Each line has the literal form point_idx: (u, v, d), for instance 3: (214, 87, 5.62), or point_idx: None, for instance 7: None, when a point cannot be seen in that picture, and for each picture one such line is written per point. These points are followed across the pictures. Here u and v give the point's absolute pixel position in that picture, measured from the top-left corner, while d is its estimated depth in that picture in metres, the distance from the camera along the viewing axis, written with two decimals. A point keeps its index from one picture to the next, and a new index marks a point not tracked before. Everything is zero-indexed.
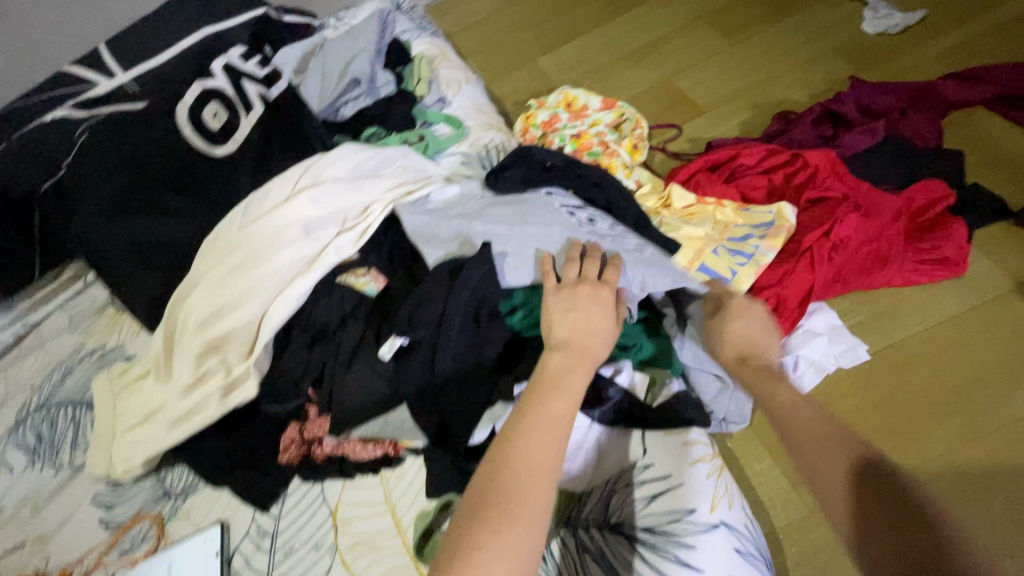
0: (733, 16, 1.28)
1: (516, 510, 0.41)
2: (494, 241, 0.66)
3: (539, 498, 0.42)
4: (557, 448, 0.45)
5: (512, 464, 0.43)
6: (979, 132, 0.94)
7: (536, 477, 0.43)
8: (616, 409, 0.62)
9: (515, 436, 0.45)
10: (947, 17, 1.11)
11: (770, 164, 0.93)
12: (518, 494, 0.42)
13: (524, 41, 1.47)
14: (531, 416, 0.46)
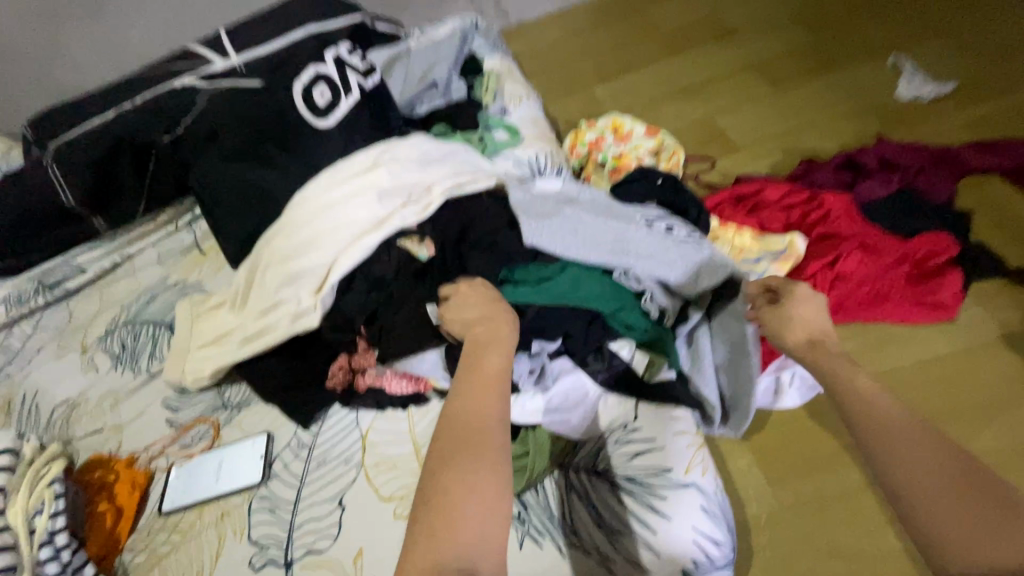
0: (778, 68, 1.39)
1: (475, 450, 0.52)
2: (572, 228, 0.77)
3: (490, 437, 0.54)
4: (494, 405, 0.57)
5: (470, 417, 0.55)
6: (990, 197, 1.02)
7: (485, 424, 0.55)
8: (615, 376, 0.74)
9: (465, 399, 0.57)
10: (978, 90, 1.19)
11: (789, 201, 1.03)
12: (476, 438, 0.53)
13: (583, 68, 1.62)
14: (472, 385, 0.59)
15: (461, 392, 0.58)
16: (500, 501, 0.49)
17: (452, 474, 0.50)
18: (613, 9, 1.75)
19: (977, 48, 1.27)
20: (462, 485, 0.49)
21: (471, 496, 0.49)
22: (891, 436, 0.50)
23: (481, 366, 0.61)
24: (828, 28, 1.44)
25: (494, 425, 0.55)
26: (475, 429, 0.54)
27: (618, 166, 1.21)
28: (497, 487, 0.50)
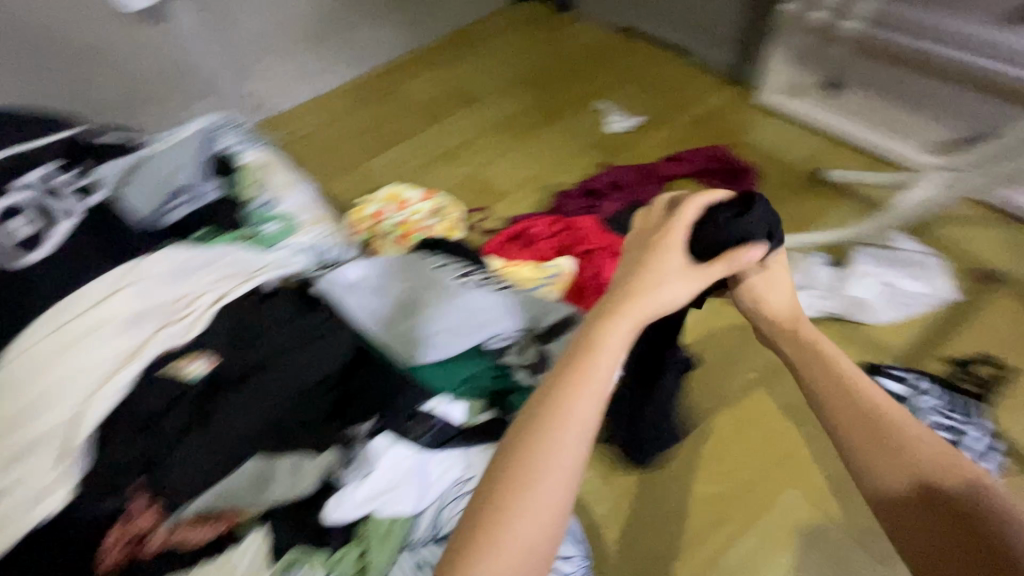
0: (517, 124, 1.66)
1: (551, 465, 0.44)
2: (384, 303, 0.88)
3: (569, 441, 0.45)
4: (595, 398, 0.47)
5: (553, 418, 0.45)
6: (688, 195, 1.32)
7: (570, 420, 0.45)
8: (441, 434, 0.76)
9: (552, 399, 0.46)
10: (660, 117, 1.55)
11: (553, 231, 1.22)
12: (552, 445, 0.44)
13: (353, 145, 1.67)
14: (586, 370, 0.47)
15: (558, 384, 0.47)
16: (549, 528, 0.43)
17: (512, 499, 0.43)
18: (366, 87, 1.84)
19: (651, 86, 1.65)
20: (517, 511, 0.42)
21: (524, 524, 0.42)
22: (874, 449, 0.54)
23: (592, 353, 0.48)
24: (547, 88, 1.76)
25: (577, 426, 0.45)
26: (564, 432, 0.45)
27: (404, 232, 1.26)
28: (553, 507, 0.43)
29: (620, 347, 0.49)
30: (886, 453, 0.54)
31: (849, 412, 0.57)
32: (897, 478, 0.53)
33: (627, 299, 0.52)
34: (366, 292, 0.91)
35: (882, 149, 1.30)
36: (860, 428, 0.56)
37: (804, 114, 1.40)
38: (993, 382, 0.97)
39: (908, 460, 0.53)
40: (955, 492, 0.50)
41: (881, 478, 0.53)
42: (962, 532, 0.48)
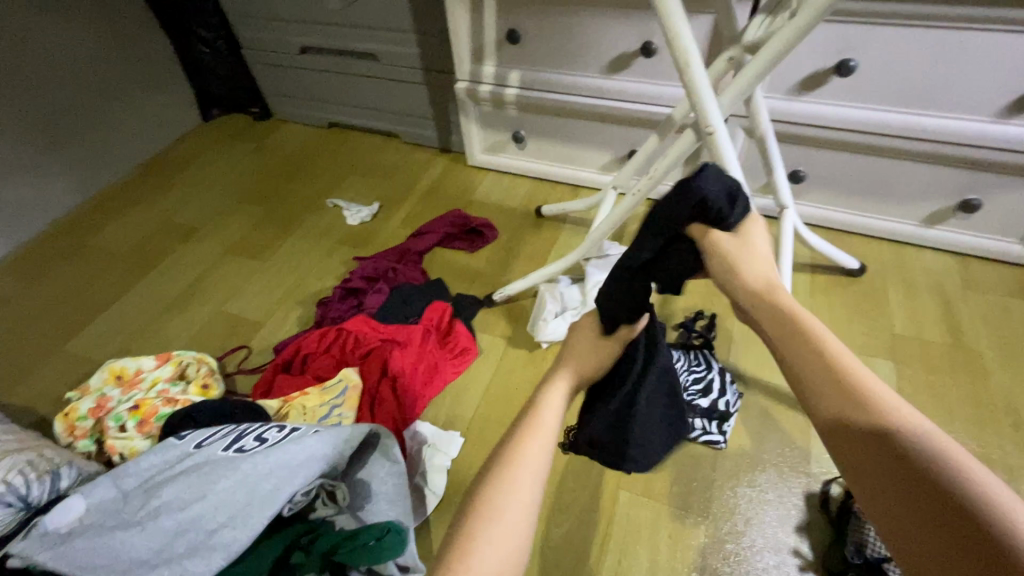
0: (251, 243, 1.53)
1: (515, 500, 0.46)
2: (149, 536, 0.66)
3: (507, 528, 0.45)
4: (534, 481, 0.48)
5: (489, 508, 0.45)
6: (444, 262, 1.39)
7: (508, 503, 0.46)
8: None
9: (487, 491, 0.47)
10: (394, 199, 1.62)
11: (326, 344, 1.15)
12: (491, 529, 0.44)
13: (41, 331, 1.33)
14: (518, 454, 0.49)
15: (494, 476, 0.48)
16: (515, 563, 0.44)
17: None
18: (45, 257, 1.53)
19: (374, 172, 1.73)
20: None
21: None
22: (831, 397, 0.47)
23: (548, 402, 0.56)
24: (272, 198, 1.68)
25: (513, 518, 0.45)
26: (501, 514, 0.45)
27: (141, 416, 1.00)
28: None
29: (561, 405, 0.57)
30: (846, 409, 0.46)
31: (810, 360, 0.50)
32: (854, 444, 0.45)
33: (551, 384, 0.59)
34: (95, 534, 0.65)
35: (570, 177, 1.55)
36: (820, 380, 0.48)
37: (508, 167, 1.61)
38: (721, 321, 1.18)
39: (875, 422, 0.44)
40: (913, 453, 0.42)
41: (847, 439, 0.45)
42: (921, 485, 0.40)
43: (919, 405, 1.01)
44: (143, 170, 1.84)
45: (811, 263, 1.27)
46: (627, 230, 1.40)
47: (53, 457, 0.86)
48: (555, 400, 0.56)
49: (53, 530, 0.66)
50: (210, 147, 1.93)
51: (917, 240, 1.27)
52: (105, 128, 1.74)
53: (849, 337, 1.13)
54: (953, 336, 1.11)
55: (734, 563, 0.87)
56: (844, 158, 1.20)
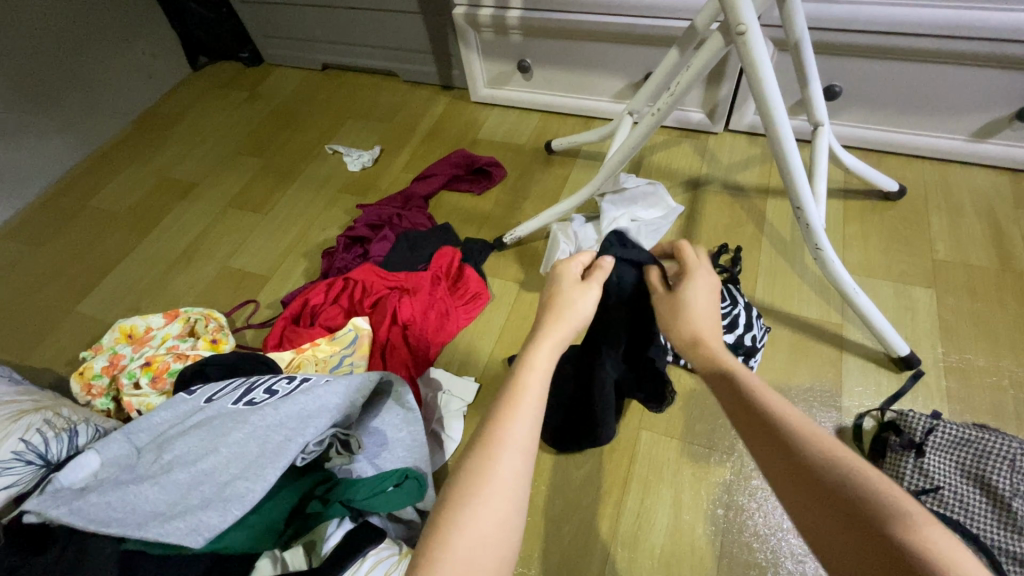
0: (251, 195, 1.48)
1: (501, 460, 0.47)
2: (164, 487, 0.64)
3: (515, 454, 0.48)
4: (535, 407, 0.51)
5: (497, 435, 0.49)
6: (451, 206, 1.33)
7: (504, 458, 0.47)
8: None
9: (496, 419, 0.50)
10: (394, 142, 1.53)
11: (333, 295, 1.11)
12: (502, 450, 0.48)
13: (53, 293, 1.32)
14: (521, 385, 0.53)
15: (500, 405, 0.51)
16: (507, 527, 0.45)
17: (465, 516, 0.44)
18: (49, 219, 1.51)
19: (373, 114, 1.64)
20: (468, 532, 0.44)
21: (472, 542, 0.43)
22: (762, 439, 0.48)
23: (530, 361, 0.55)
24: (269, 148, 1.61)
25: (523, 441, 0.49)
26: (508, 437, 0.48)
27: (153, 372, 0.99)
28: (502, 516, 0.45)
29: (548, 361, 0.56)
30: (775, 447, 0.47)
31: (731, 400, 0.53)
32: (791, 481, 0.45)
33: (537, 342, 0.57)
34: (109, 488, 0.64)
35: (582, 108, 1.44)
36: (753, 424, 0.50)
37: (515, 100, 1.51)
38: (745, 254, 1.11)
39: (795, 450, 0.46)
40: (838, 480, 0.43)
41: (786, 482, 0.45)
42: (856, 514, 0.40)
43: (961, 333, 0.95)
44: (138, 125, 1.77)
45: (844, 187, 1.18)
46: (643, 163, 1.31)
47: (66, 413, 0.85)
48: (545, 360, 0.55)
49: (80, 482, 0.66)
50: (202, 97, 1.84)
51: (964, 157, 1.16)
52: (92, 78, 1.65)
53: (885, 265, 1.05)
54: (1001, 259, 1.03)
55: (761, 499, 0.85)
56: (887, 68, 1.07)
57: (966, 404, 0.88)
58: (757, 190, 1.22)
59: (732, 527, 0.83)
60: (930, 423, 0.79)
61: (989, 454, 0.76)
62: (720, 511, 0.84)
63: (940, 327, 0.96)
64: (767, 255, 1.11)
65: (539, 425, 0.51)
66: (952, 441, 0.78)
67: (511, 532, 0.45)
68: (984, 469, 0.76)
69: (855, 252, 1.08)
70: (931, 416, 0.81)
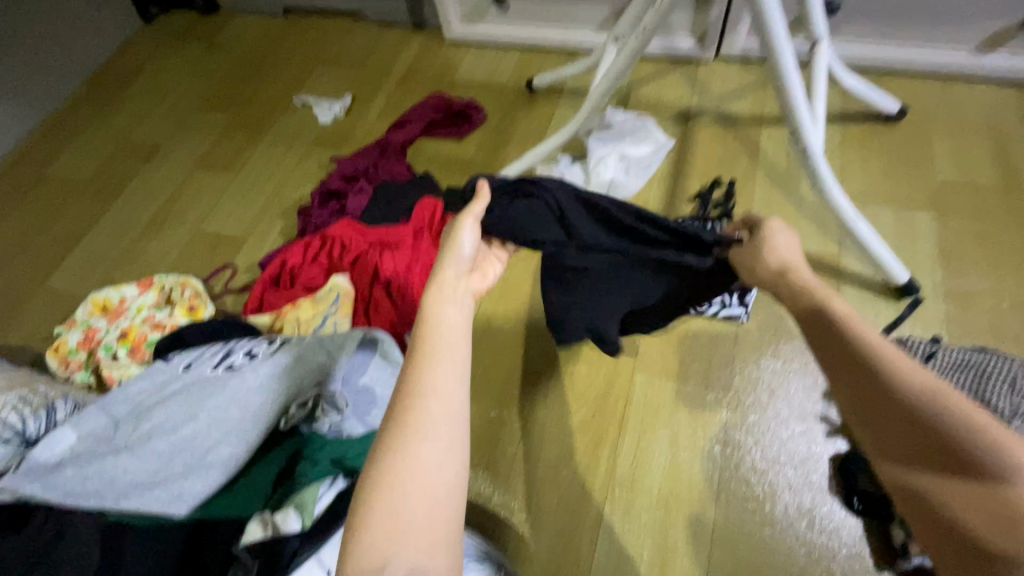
0: (219, 154, 1.40)
1: (425, 407, 0.44)
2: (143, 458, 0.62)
3: (440, 405, 0.44)
4: (456, 356, 0.47)
5: (417, 388, 0.45)
6: (430, 154, 1.26)
7: (429, 406, 0.44)
8: (255, 553, 0.57)
9: (411, 371, 0.46)
10: (366, 89, 1.44)
11: (311, 254, 1.07)
12: (422, 400, 0.44)
13: (20, 268, 1.26)
14: (434, 332, 0.49)
15: (417, 358, 0.47)
16: (440, 473, 0.42)
17: (393, 466, 0.42)
18: (7, 191, 1.43)
19: (342, 61, 1.53)
20: (396, 490, 0.41)
21: (404, 494, 0.41)
22: (847, 372, 0.49)
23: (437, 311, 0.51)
24: (234, 103, 1.51)
25: (451, 391, 0.45)
26: (428, 386, 0.45)
27: (131, 344, 0.96)
28: (436, 464, 0.42)
29: (459, 309, 0.52)
30: (864, 376, 0.48)
31: (815, 325, 0.54)
32: (870, 409, 0.47)
33: (439, 287, 0.53)
34: (86, 460, 0.61)
35: (564, 41, 1.35)
36: (836, 356, 0.50)
37: (493, 36, 1.41)
38: (740, 188, 1.06)
39: (887, 380, 0.46)
40: (936, 419, 0.43)
41: (867, 409, 0.47)
42: (943, 453, 0.43)
43: (962, 257, 0.92)
44: (92, 86, 1.66)
45: (843, 111, 1.12)
46: (631, 97, 1.23)
47: (41, 391, 0.82)
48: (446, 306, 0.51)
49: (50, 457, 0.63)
50: (158, 51, 1.72)
51: (971, 72, 1.10)
52: (33, 36, 1.52)
53: (885, 190, 1.01)
54: (1006, 178, 0.99)
55: (758, 434, 0.84)
56: None
57: (966, 327, 0.86)
58: (752, 119, 1.16)
59: (729, 463, 0.83)
60: (931, 348, 0.78)
61: (991, 375, 0.73)
62: (718, 448, 0.84)
63: (941, 252, 0.93)
64: (763, 187, 1.06)
65: (461, 368, 0.47)
66: (953, 365, 0.76)
67: (451, 479, 0.43)
68: (983, 391, 0.73)
69: (854, 179, 1.03)
70: (931, 341, 0.80)
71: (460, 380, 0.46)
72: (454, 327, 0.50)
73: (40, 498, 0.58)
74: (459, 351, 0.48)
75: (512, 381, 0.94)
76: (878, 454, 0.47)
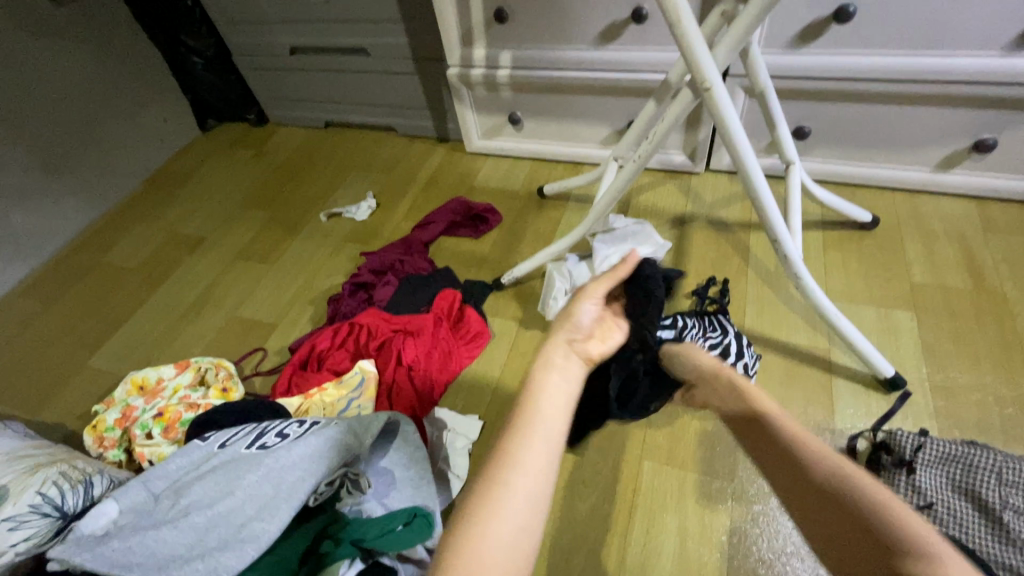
0: (257, 247, 1.55)
1: (522, 470, 0.45)
2: (184, 532, 0.67)
3: (533, 472, 0.46)
4: (554, 423, 0.49)
5: (513, 453, 0.46)
6: (450, 250, 1.39)
7: (524, 471, 0.45)
8: None
9: (509, 434, 0.48)
10: (394, 193, 1.61)
11: (339, 340, 1.15)
12: (518, 463, 0.46)
13: (64, 348, 1.36)
14: (536, 401, 0.51)
15: (517, 424, 0.49)
16: (524, 538, 0.43)
17: (483, 522, 0.43)
18: (61, 278, 1.57)
19: (373, 168, 1.72)
20: (482, 545, 0.42)
21: (491, 554, 0.42)
22: (783, 474, 0.50)
23: (544, 380, 0.53)
24: (275, 202, 1.69)
25: (534, 466, 0.46)
26: (527, 451, 0.47)
27: (165, 423, 1.02)
28: (522, 531, 0.43)
29: (561, 379, 0.54)
30: (786, 464, 0.50)
31: (740, 423, 0.58)
32: (793, 489, 0.48)
33: (547, 357, 0.56)
34: (129, 534, 0.67)
35: (571, 155, 1.53)
36: (772, 463, 0.52)
37: (508, 150, 1.60)
38: (733, 285, 1.17)
39: (805, 466, 0.49)
40: (851, 499, 0.44)
41: (795, 491, 0.48)
42: (859, 531, 0.42)
43: (944, 353, 0.99)
44: (148, 185, 1.86)
45: (822, 219, 1.25)
46: (631, 204, 1.38)
47: (80, 465, 0.87)
48: (557, 375, 0.54)
49: (99, 529, 0.69)
50: (210, 157, 1.94)
51: (932, 187, 1.24)
52: (106, 144, 1.74)
53: (866, 290, 1.11)
54: (976, 280, 1.09)
55: (764, 523, 0.86)
56: (852, 110, 1.16)
57: (954, 421, 0.91)
58: (741, 224, 1.28)
59: (738, 552, 0.84)
60: (919, 440, 0.83)
61: (978, 467, 0.80)
62: (726, 537, 0.86)
63: (924, 349, 1.00)
64: (754, 285, 1.16)
65: (556, 443, 0.48)
66: (940, 457, 0.82)
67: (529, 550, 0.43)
68: (973, 482, 0.79)
69: (836, 279, 1.13)
70: (919, 433, 0.85)
71: (555, 452, 0.48)
72: (559, 396, 0.52)
73: (87, 568, 0.63)
74: (558, 423, 0.50)
75: None
76: (806, 534, 0.46)
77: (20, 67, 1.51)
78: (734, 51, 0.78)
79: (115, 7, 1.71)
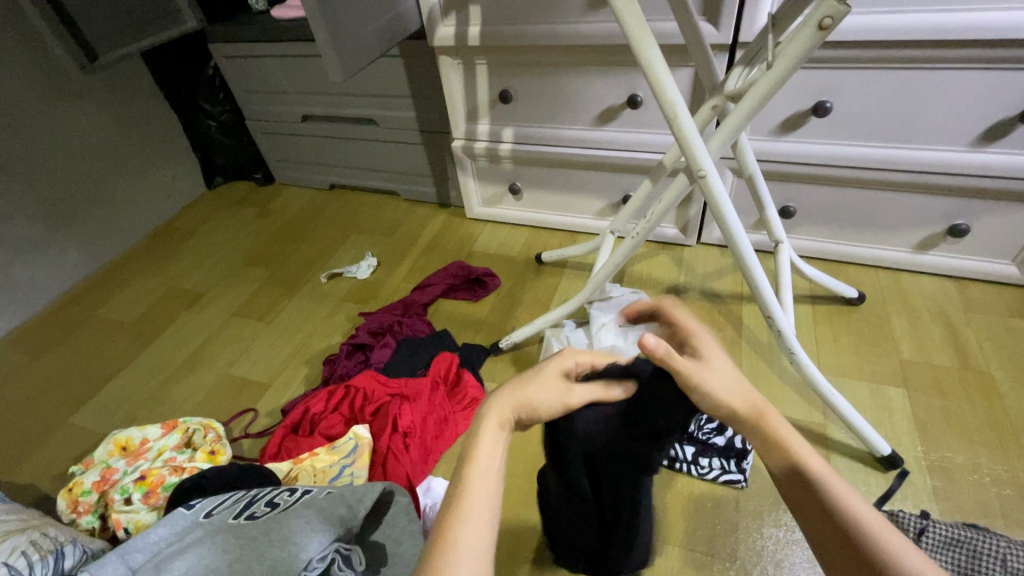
0: (255, 304, 1.55)
1: (461, 539, 0.46)
2: None
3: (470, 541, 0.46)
4: (488, 487, 0.50)
5: (450, 532, 0.46)
6: (449, 314, 1.40)
7: (469, 531, 0.47)
8: None
9: (446, 516, 0.48)
10: (394, 255, 1.65)
11: (334, 403, 1.14)
12: (462, 529, 0.47)
13: (47, 404, 1.32)
14: (469, 472, 0.51)
15: (452, 501, 0.49)
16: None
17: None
18: (49, 330, 1.55)
19: (375, 230, 1.77)
20: None
21: None
22: (818, 527, 0.52)
23: (474, 454, 0.52)
24: (275, 261, 1.71)
25: (474, 548, 0.46)
26: (470, 504, 0.48)
27: (147, 487, 0.98)
28: None
29: (497, 446, 0.53)
30: (827, 523, 0.51)
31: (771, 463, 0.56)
32: (834, 542, 0.51)
33: (482, 425, 0.54)
34: None
35: (568, 224, 1.59)
36: (807, 512, 0.53)
37: (508, 218, 1.66)
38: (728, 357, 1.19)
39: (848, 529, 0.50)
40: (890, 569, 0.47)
41: (826, 542, 0.51)
42: None
43: (938, 431, 1.00)
44: (150, 239, 1.88)
45: (811, 295, 1.29)
46: (626, 273, 1.42)
47: (49, 537, 0.81)
48: (490, 445, 0.53)
49: None
50: (214, 213, 1.98)
51: (913, 267, 1.30)
52: (113, 199, 1.78)
53: (857, 365, 1.13)
54: (961, 359, 1.12)
55: None
56: (835, 194, 1.24)
57: (952, 504, 0.91)
58: (732, 297, 1.32)
59: None
60: (921, 523, 0.83)
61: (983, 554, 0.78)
62: None
63: (917, 427, 1.02)
64: (748, 357, 1.18)
65: (495, 515, 0.49)
66: (943, 542, 0.81)
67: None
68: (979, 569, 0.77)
69: (827, 353, 1.16)
70: (921, 516, 0.85)
71: (493, 522, 0.48)
72: (492, 453, 0.52)
73: None
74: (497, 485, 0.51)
75: (519, 542, 0.95)
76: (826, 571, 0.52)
77: (40, 126, 1.56)
78: (727, 144, 0.84)
79: (139, 73, 1.80)
